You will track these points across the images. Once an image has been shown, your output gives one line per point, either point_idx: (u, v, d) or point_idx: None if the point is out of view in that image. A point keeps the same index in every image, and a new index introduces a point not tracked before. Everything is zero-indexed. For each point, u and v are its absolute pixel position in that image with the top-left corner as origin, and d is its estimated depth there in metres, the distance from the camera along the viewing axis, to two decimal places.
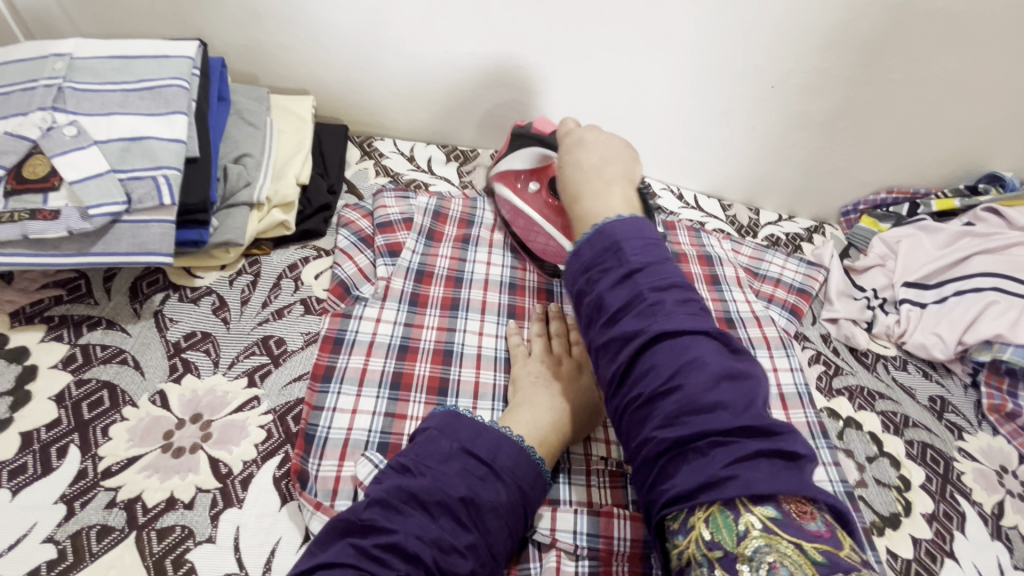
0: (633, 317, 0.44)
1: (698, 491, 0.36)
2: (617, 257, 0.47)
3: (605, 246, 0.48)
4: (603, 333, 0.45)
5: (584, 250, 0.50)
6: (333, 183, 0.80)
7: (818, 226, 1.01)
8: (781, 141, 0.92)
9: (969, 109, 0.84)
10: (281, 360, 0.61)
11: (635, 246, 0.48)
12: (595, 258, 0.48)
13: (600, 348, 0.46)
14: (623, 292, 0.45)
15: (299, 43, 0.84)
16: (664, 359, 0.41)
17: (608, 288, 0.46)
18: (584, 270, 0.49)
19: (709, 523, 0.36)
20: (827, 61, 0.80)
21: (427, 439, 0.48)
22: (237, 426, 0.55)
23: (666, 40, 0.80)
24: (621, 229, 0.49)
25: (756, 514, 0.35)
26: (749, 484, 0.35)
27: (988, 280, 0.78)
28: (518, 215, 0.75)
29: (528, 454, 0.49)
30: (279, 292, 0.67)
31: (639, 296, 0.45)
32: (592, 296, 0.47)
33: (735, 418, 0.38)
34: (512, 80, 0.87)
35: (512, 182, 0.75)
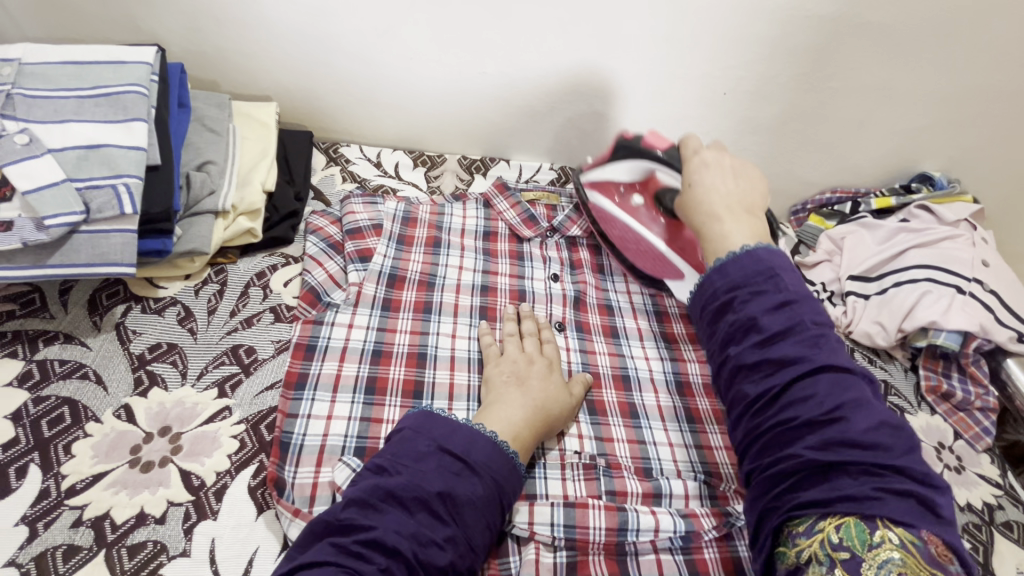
0: (792, 344, 0.45)
1: (833, 501, 0.39)
2: (773, 283, 0.49)
3: (761, 270, 0.50)
4: (755, 352, 0.46)
5: (732, 270, 0.51)
6: (300, 190, 0.79)
7: (772, 224, 1.06)
8: (734, 145, 0.97)
9: (900, 114, 0.91)
10: (251, 369, 0.60)
11: (791, 275, 0.50)
12: (751, 280, 0.49)
13: (748, 368, 0.46)
14: (780, 319, 0.47)
15: (261, 49, 0.84)
16: (828, 390, 0.43)
17: (764, 310, 0.47)
18: (744, 288, 0.49)
19: (840, 530, 0.39)
20: (772, 69, 0.86)
21: (403, 439, 0.49)
22: (209, 437, 0.54)
23: (625, 49, 0.84)
24: (779, 259, 0.51)
25: (896, 534, 0.38)
26: (897, 510, 0.38)
27: (923, 271, 0.84)
28: (625, 233, 0.76)
29: (503, 450, 0.50)
30: (248, 301, 0.66)
31: (801, 325, 0.46)
32: (741, 316, 0.48)
33: (894, 459, 0.41)
34: (475, 86, 0.89)
35: (611, 192, 0.75)
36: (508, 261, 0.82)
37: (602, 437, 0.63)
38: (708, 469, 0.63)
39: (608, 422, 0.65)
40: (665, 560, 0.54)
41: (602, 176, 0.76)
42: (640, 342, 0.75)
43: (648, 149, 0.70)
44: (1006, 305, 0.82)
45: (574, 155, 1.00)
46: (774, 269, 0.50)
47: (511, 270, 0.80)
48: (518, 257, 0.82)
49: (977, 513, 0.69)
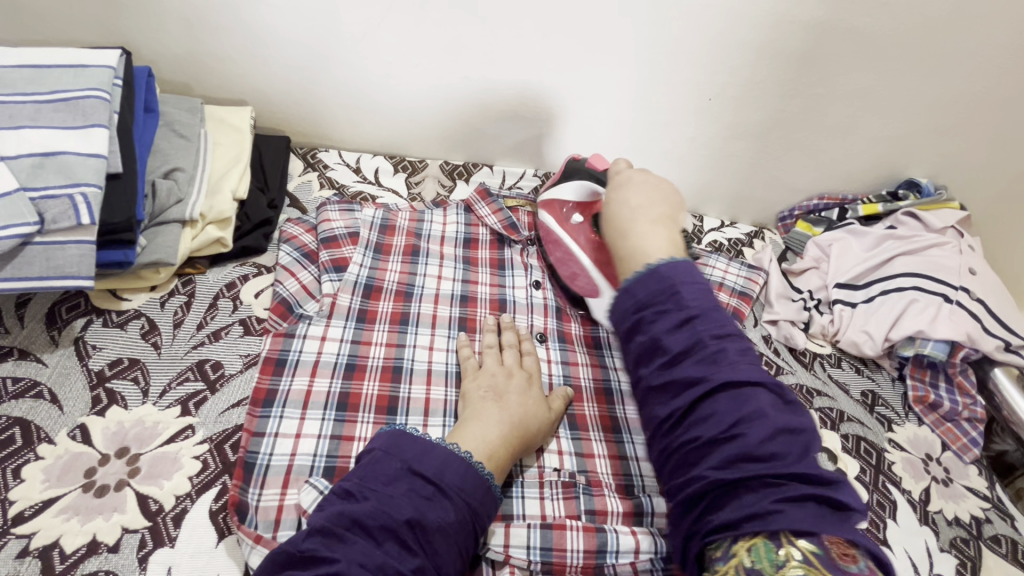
0: (694, 364, 0.46)
1: (741, 522, 0.39)
2: (673, 299, 0.49)
3: (663, 287, 0.50)
4: (658, 375, 0.47)
5: (638, 290, 0.51)
6: (274, 197, 0.77)
7: (758, 231, 1.05)
8: (720, 151, 0.96)
9: (886, 120, 0.90)
10: (218, 385, 0.58)
11: (691, 290, 0.49)
12: (655, 297, 0.50)
13: (656, 390, 0.47)
14: (683, 337, 0.47)
15: (235, 51, 0.81)
16: (726, 408, 0.43)
17: (667, 329, 0.48)
18: (648, 308, 0.50)
19: (750, 552, 0.38)
20: (758, 74, 0.85)
21: (372, 461, 0.47)
22: (169, 459, 0.52)
23: (608, 53, 0.82)
24: (678, 271, 0.51)
25: (798, 548, 0.37)
26: (796, 520, 0.37)
27: (910, 280, 0.83)
28: (556, 244, 0.77)
29: (476, 471, 0.48)
30: (216, 313, 0.64)
31: (700, 342, 0.46)
32: (646, 337, 0.49)
33: (793, 466, 0.40)
34: (456, 90, 0.87)
35: (556, 211, 0.78)
36: (488, 269, 0.80)
37: (583, 453, 0.62)
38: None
39: (590, 437, 0.63)
40: None
41: (550, 195, 0.79)
42: (622, 353, 0.74)
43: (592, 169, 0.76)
44: (994, 314, 0.81)
45: (559, 161, 0.99)
46: (673, 284, 0.50)
47: (492, 279, 0.78)
48: (499, 265, 0.80)
49: (964, 527, 0.68)
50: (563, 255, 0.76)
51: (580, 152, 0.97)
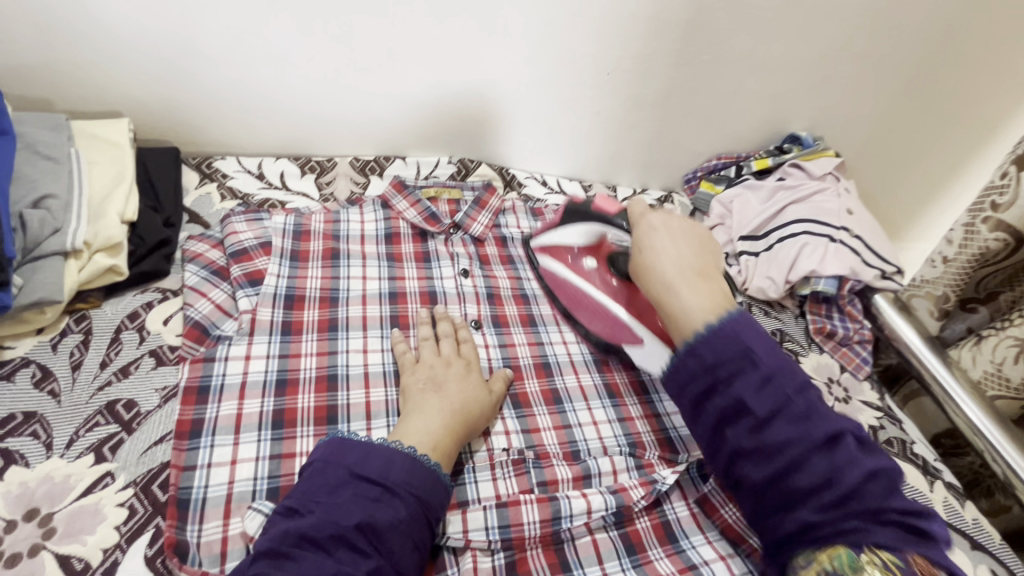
0: (785, 424, 0.45)
1: (829, 535, 0.42)
2: (751, 363, 0.47)
3: (735, 353, 0.48)
4: (750, 438, 0.45)
5: (704, 350, 0.49)
6: (171, 215, 0.71)
7: (669, 195, 1.11)
8: (624, 122, 1.00)
9: (766, 81, 0.98)
10: (134, 425, 0.53)
11: (765, 351, 0.48)
12: (726, 360, 0.48)
13: (747, 452, 0.45)
14: (771, 400, 0.46)
15: (101, 59, 0.74)
16: (823, 461, 0.43)
17: (752, 392, 0.46)
18: (722, 368, 0.47)
19: (834, 559, 0.42)
20: (650, 46, 0.89)
21: (313, 474, 0.46)
22: (88, 512, 0.47)
23: (505, 34, 0.83)
24: (745, 329, 0.49)
25: (882, 558, 0.41)
26: (882, 536, 0.41)
27: (801, 225, 0.92)
28: (566, 289, 0.75)
29: (423, 464, 0.48)
30: (120, 348, 0.59)
31: (786, 399, 0.46)
32: (727, 399, 0.46)
33: (882, 500, 0.43)
34: (355, 82, 0.84)
35: (562, 256, 0.75)
36: (415, 264, 0.79)
37: (529, 429, 0.64)
38: (631, 440, 0.65)
39: (533, 413, 0.66)
40: (600, 539, 0.56)
41: (551, 241, 0.76)
42: (557, 327, 0.77)
43: (601, 212, 0.71)
44: (871, 247, 0.91)
45: (471, 147, 0.98)
46: (740, 337, 0.48)
47: (419, 273, 0.77)
48: (425, 258, 0.80)
49: None
50: (584, 302, 0.72)
51: (491, 135, 0.97)
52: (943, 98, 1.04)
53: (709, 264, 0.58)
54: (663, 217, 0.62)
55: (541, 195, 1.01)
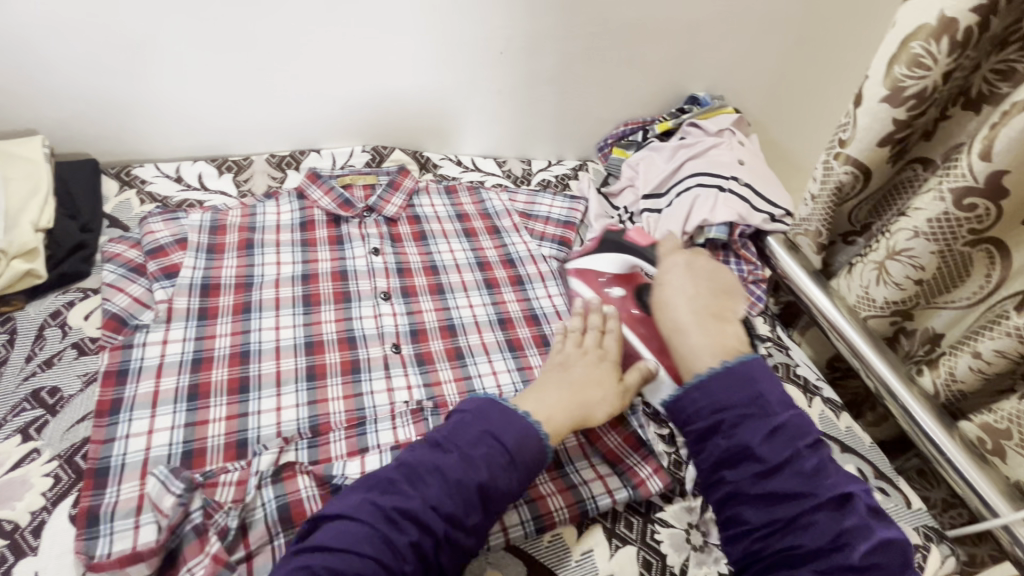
0: (792, 476, 0.51)
1: None
2: (762, 409, 0.54)
3: (747, 397, 0.55)
4: (756, 483, 0.52)
5: (716, 389, 0.56)
6: (88, 221, 0.77)
7: (583, 163, 1.17)
8: (528, 98, 1.05)
9: (655, 47, 1.04)
10: (58, 408, 0.60)
11: (775, 400, 0.55)
12: (738, 403, 0.55)
13: (750, 497, 0.52)
14: (778, 450, 0.52)
15: (12, 82, 0.79)
16: (827, 523, 0.49)
17: (761, 440, 0.52)
18: (732, 412, 0.54)
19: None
20: (537, 22, 0.94)
21: (464, 422, 0.54)
22: (16, 483, 0.54)
23: (394, 25, 0.89)
24: (753, 370, 0.57)
25: None
26: None
27: (695, 178, 0.99)
28: None
29: (535, 433, 0.54)
30: (44, 343, 0.65)
31: (797, 454, 0.52)
32: (733, 443, 0.53)
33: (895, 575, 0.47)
34: (260, 83, 0.90)
35: (591, 280, 0.76)
36: (328, 247, 0.85)
37: (431, 382, 0.71)
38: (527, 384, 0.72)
39: (435, 368, 0.72)
40: None
41: (585, 265, 0.78)
42: (464, 293, 0.83)
43: (635, 245, 0.77)
44: (760, 193, 0.98)
45: (385, 134, 1.03)
46: (755, 383, 0.56)
47: (332, 255, 0.83)
48: (337, 241, 0.86)
49: None
50: None
51: (401, 122, 1.02)
52: (806, 59, 1.13)
53: (728, 305, 0.65)
54: (687, 257, 0.70)
55: (456, 173, 1.06)
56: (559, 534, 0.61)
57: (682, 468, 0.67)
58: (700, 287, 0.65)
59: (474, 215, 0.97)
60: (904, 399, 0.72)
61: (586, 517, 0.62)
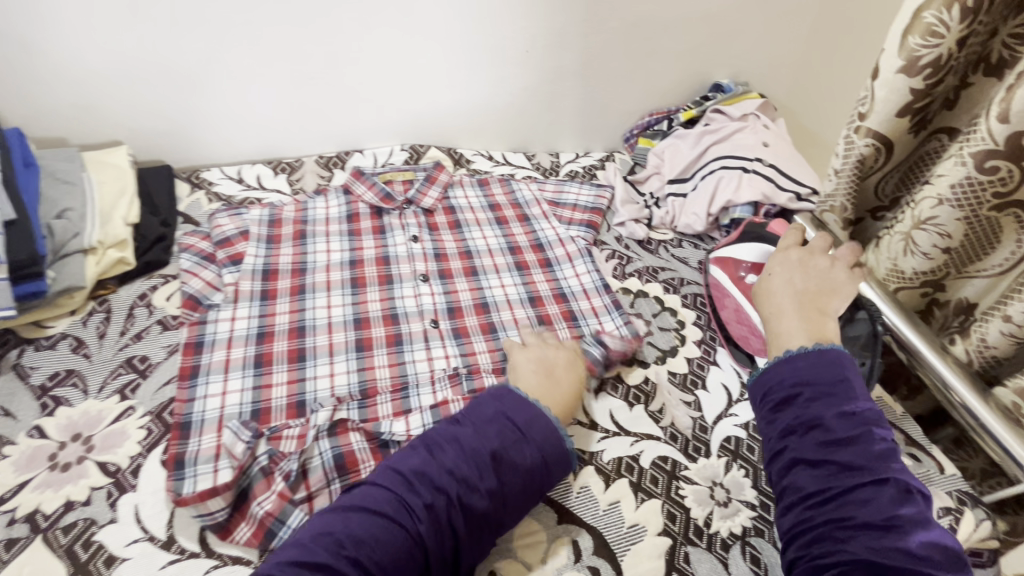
0: (854, 453, 0.46)
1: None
2: (843, 390, 0.50)
3: (834, 376, 0.51)
4: (818, 451, 0.47)
5: (801, 365, 0.52)
6: (166, 217, 0.87)
7: (610, 155, 1.21)
8: (555, 93, 1.11)
9: (677, 38, 1.08)
10: (148, 372, 0.69)
11: (860, 391, 0.50)
12: (818, 381, 0.50)
13: (808, 463, 0.47)
14: (851, 426, 0.47)
15: (101, 99, 0.91)
16: (883, 500, 0.44)
17: (837, 414, 0.48)
18: (812, 386, 0.50)
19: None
20: (562, 19, 0.99)
21: (482, 400, 0.61)
22: (117, 433, 0.63)
23: (427, 31, 0.96)
24: (846, 362, 0.52)
25: None
26: None
27: (717, 162, 1.02)
28: (728, 302, 0.84)
29: (554, 429, 0.60)
30: (134, 320, 0.74)
31: (868, 436, 0.47)
32: (806, 413, 0.49)
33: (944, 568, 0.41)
34: (310, 91, 0.99)
35: (732, 268, 0.85)
36: (372, 236, 0.93)
37: (467, 352, 0.77)
38: None
39: (470, 341, 0.78)
40: None
41: (726, 253, 0.87)
42: (496, 274, 0.89)
43: (773, 235, 0.79)
44: (784, 173, 0.99)
45: (421, 134, 1.11)
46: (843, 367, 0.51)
47: (375, 243, 0.91)
48: (380, 230, 0.93)
49: None
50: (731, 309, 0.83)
51: (436, 121, 1.10)
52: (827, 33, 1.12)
53: (830, 301, 0.61)
54: (800, 255, 0.67)
55: (488, 168, 1.12)
56: (587, 485, 0.65)
57: (707, 431, 0.71)
58: (807, 279, 0.63)
59: (505, 204, 1.03)
60: (937, 368, 0.66)
61: (615, 472, 0.66)
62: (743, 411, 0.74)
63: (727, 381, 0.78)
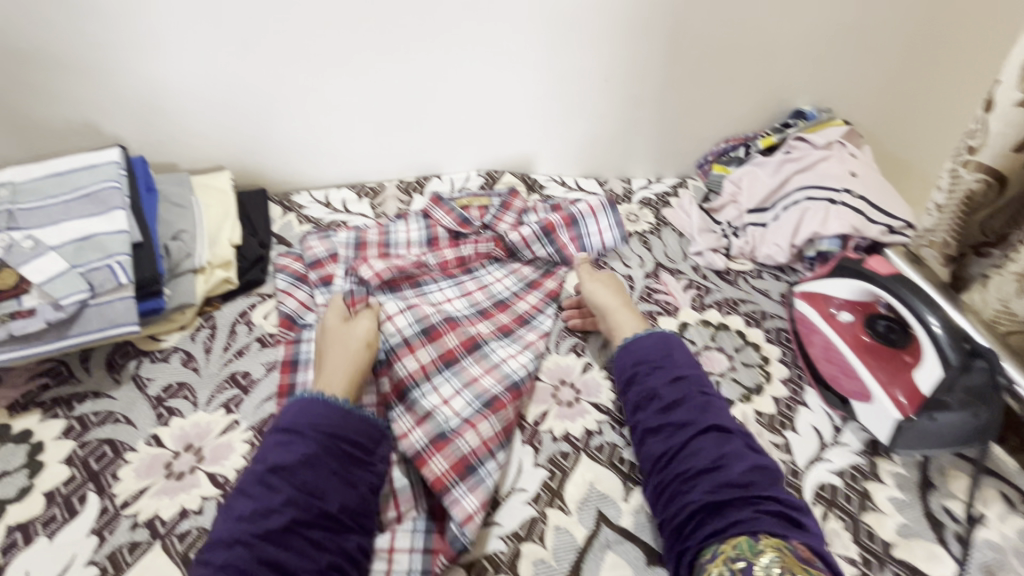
0: (685, 411, 0.66)
1: (728, 529, 0.55)
2: (665, 367, 0.70)
3: (659, 355, 0.72)
4: (657, 417, 0.67)
5: (637, 348, 0.73)
6: (263, 238, 0.92)
7: (682, 181, 1.20)
8: (631, 120, 1.11)
9: (759, 65, 1.06)
10: (249, 388, 0.73)
11: (686, 363, 0.71)
12: (652, 359, 0.71)
13: (653, 430, 0.66)
14: (676, 390, 0.68)
15: (208, 127, 0.98)
16: (710, 446, 0.62)
17: (664, 383, 0.69)
18: (642, 367, 0.71)
19: (735, 547, 0.53)
20: (644, 48, 1.00)
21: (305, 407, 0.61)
22: (224, 445, 0.66)
23: (511, 61, 0.98)
24: (672, 342, 0.74)
25: (774, 545, 0.53)
26: (773, 525, 0.55)
27: (802, 193, 0.99)
28: (819, 341, 0.80)
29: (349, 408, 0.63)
30: (236, 336, 0.79)
31: (691, 396, 0.67)
32: (645, 388, 0.69)
33: (768, 492, 0.58)
34: (396, 120, 1.03)
35: (821, 304, 0.82)
36: (463, 275, 0.94)
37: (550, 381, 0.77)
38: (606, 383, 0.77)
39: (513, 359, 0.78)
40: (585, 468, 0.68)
41: (814, 288, 0.83)
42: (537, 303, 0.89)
43: (871, 272, 0.75)
44: (875, 205, 0.95)
45: (496, 160, 1.14)
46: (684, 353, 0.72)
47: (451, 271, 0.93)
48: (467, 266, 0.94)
49: None
50: (822, 347, 0.79)
51: (511, 147, 1.12)
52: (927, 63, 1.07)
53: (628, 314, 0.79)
54: (613, 279, 0.84)
55: (561, 193, 1.14)
56: None
57: (799, 476, 0.69)
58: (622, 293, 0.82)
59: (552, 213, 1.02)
60: None
61: None
62: (837, 458, 0.71)
63: (819, 425, 0.75)
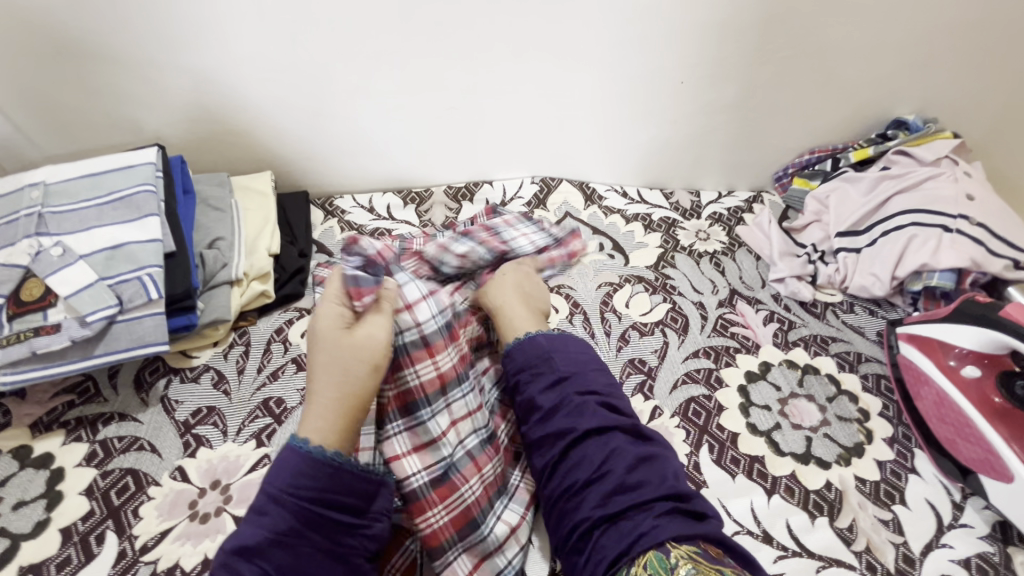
0: (565, 418, 0.59)
1: (630, 547, 0.49)
2: (548, 367, 0.63)
3: (547, 354, 0.64)
4: (539, 429, 0.60)
5: (519, 355, 0.65)
6: (303, 247, 0.86)
7: (757, 195, 1.08)
8: (705, 128, 1.00)
9: (859, 68, 0.93)
10: (283, 418, 0.66)
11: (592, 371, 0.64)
12: (536, 364, 0.64)
13: (536, 443, 0.60)
14: (556, 395, 0.61)
15: (250, 125, 0.92)
16: (594, 453, 0.56)
17: (539, 393, 0.61)
18: (523, 372, 0.64)
19: (646, 566, 0.47)
20: (728, 48, 0.89)
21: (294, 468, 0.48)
22: (254, 485, 0.60)
23: (579, 60, 0.89)
24: (556, 343, 0.65)
25: (682, 551, 0.48)
26: (672, 529, 0.49)
27: (908, 217, 0.85)
28: (932, 396, 0.68)
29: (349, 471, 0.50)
30: (271, 356, 0.73)
31: (567, 400, 0.60)
32: (525, 398, 0.62)
33: (658, 489, 0.53)
34: (448, 121, 0.95)
35: (935, 352, 0.70)
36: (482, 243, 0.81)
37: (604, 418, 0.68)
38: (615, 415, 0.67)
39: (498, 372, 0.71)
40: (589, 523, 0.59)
41: (926, 333, 0.71)
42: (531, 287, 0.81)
43: (1008, 320, 0.63)
44: (997, 235, 0.82)
45: (553, 167, 1.05)
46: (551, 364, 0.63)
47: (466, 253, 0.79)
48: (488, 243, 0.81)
49: None
50: (935, 404, 0.68)
51: (569, 154, 1.03)
52: None
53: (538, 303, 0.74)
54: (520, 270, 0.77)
55: (622, 206, 1.03)
56: None
57: (914, 565, 0.59)
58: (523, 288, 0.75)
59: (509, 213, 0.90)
60: None
61: None
62: (960, 543, 0.60)
63: (934, 498, 0.64)
